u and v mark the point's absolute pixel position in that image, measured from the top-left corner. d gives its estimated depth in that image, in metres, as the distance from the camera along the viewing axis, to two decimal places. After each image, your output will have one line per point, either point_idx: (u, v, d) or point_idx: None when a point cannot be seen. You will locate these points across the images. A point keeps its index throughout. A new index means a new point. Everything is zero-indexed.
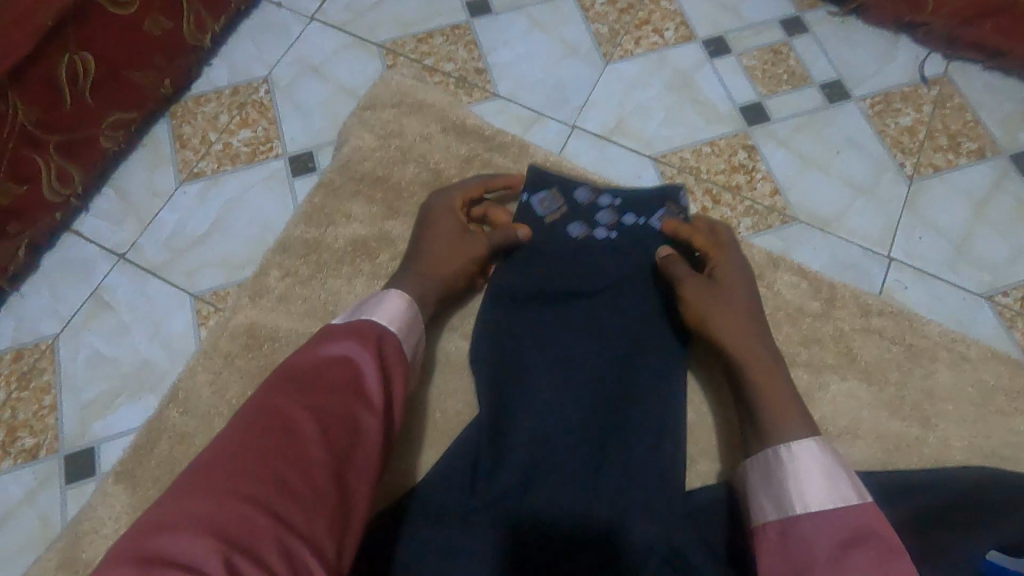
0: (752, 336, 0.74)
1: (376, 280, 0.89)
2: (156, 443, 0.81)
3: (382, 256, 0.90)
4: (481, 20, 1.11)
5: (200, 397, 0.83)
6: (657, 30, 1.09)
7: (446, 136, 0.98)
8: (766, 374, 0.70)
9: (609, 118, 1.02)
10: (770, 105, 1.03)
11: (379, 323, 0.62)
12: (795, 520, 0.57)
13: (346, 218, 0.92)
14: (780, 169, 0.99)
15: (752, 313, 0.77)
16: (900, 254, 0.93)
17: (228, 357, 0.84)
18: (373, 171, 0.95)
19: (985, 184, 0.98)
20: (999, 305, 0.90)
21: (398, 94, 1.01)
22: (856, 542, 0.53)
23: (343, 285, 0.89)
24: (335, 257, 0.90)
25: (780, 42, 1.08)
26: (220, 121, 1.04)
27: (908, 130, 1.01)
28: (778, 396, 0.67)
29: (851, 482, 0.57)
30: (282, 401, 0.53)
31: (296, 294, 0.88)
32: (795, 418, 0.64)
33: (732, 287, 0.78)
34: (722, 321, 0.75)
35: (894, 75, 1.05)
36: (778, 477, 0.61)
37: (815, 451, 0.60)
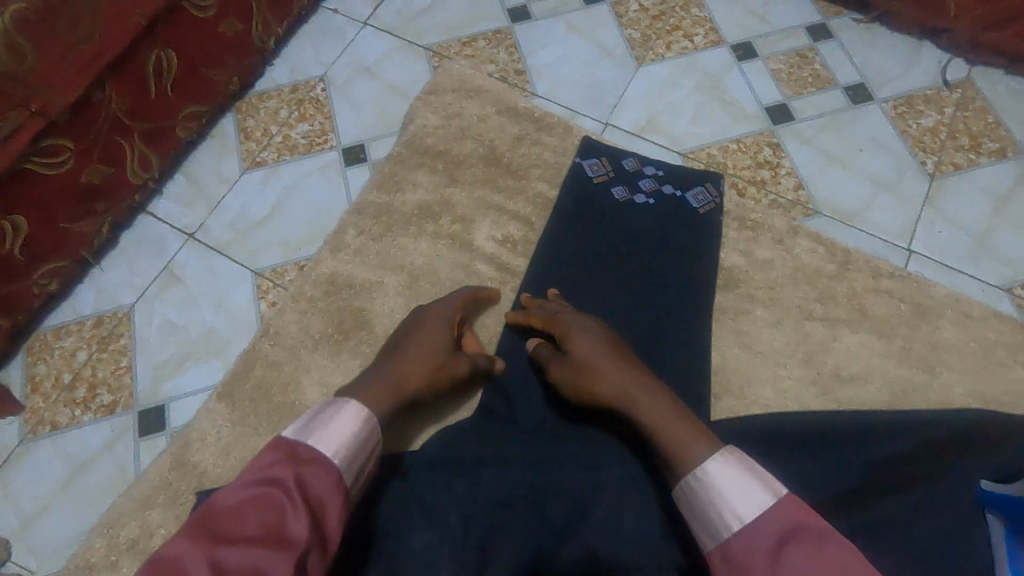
0: (615, 379, 0.70)
1: (439, 240, 0.97)
2: (250, 369, 0.91)
3: (443, 219, 0.99)
4: (521, 25, 1.19)
5: (289, 332, 0.92)
6: (687, 36, 1.16)
7: (500, 117, 1.07)
8: (649, 409, 0.65)
9: (641, 117, 1.09)
10: (795, 105, 1.09)
11: (320, 454, 0.53)
12: (730, 542, 0.51)
13: (412, 185, 1.01)
14: (804, 164, 1.04)
15: (609, 360, 0.72)
16: (919, 246, 0.97)
17: (311, 300, 0.94)
18: (435, 146, 1.05)
19: (1005, 182, 1.01)
20: (1016, 298, 0.93)
21: (460, 80, 1.11)
22: (790, 543, 0.48)
23: (410, 243, 0.97)
24: (403, 217, 0.99)
25: (806, 47, 1.14)
26: (280, 115, 1.13)
27: (930, 131, 1.05)
28: (661, 424, 0.63)
29: (760, 477, 0.53)
30: (184, 553, 0.44)
31: (370, 249, 0.97)
32: (682, 433, 0.60)
33: (584, 349, 0.74)
34: (595, 380, 0.71)
35: (917, 78, 1.10)
36: (700, 501, 0.55)
37: (721, 464, 0.55)
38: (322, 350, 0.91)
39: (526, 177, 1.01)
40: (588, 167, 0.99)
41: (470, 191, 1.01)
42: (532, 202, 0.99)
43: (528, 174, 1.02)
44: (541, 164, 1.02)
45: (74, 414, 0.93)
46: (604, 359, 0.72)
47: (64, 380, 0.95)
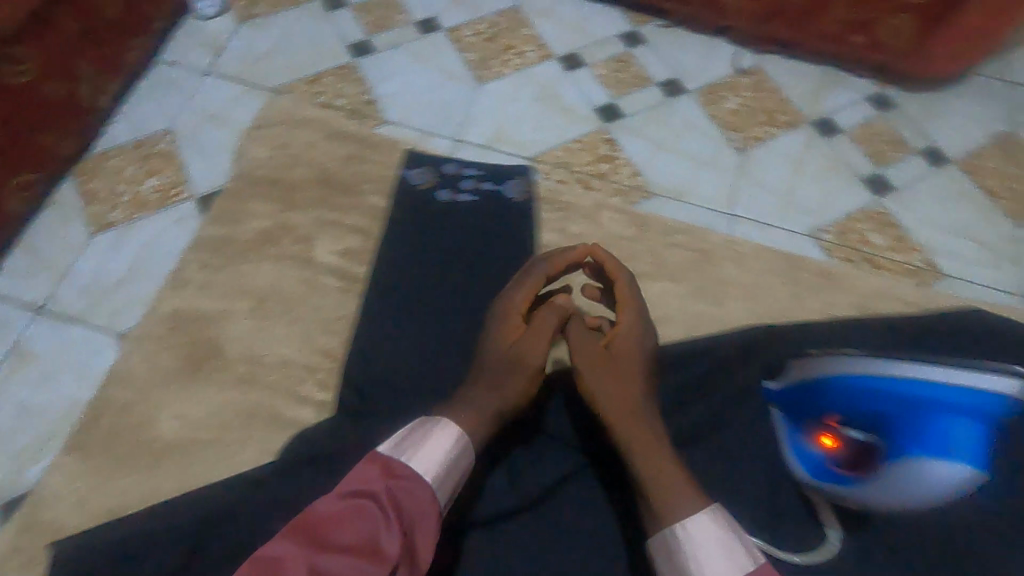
0: (628, 404, 0.64)
1: (282, 262, 0.88)
2: (97, 418, 0.78)
3: (284, 240, 0.89)
4: (365, 58, 1.24)
5: (137, 373, 0.80)
6: (520, 53, 1.27)
7: (327, 142, 0.99)
8: (645, 445, 0.60)
9: (489, 130, 1.17)
10: (622, 104, 1.22)
11: (409, 468, 0.56)
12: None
13: (250, 215, 0.91)
14: (636, 154, 1.17)
15: (631, 385, 0.66)
16: (741, 210, 1.12)
17: (155, 336, 0.82)
18: (267, 175, 0.95)
19: (798, 147, 1.19)
20: (822, 241, 1.10)
21: (283, 113, 1.02)
22: None
23: (253, 271, 0.87)
24: (245, 245, 0.89)
25: (623, 52, 1.28)
26: (127, 173, 1.10)
27: (734, 112, 1.22)
28: (649, 459, 0.59)
29: (741, 541, 0.51)
30: (292, 549, 0.50)
31: (216, 282, 0.86)
32: (673, 479, 0.56)
33: (623, 364, 0.67)
34: (613, 390, 0.65)
35: (717, 69, 1.27)
36: (676, 560, 0.52)
37: (709, 522, 0.52)
38: (178, 382, 0.79)
39: (355, 191, 0.93)
40: (412, 176, 0.92)
41: (311, 213, 0.91)
42: (366, 213, 0.92)
43: (359, 188, 0.94)
44: (369, 181, 0.95)
45: None
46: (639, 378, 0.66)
47: None
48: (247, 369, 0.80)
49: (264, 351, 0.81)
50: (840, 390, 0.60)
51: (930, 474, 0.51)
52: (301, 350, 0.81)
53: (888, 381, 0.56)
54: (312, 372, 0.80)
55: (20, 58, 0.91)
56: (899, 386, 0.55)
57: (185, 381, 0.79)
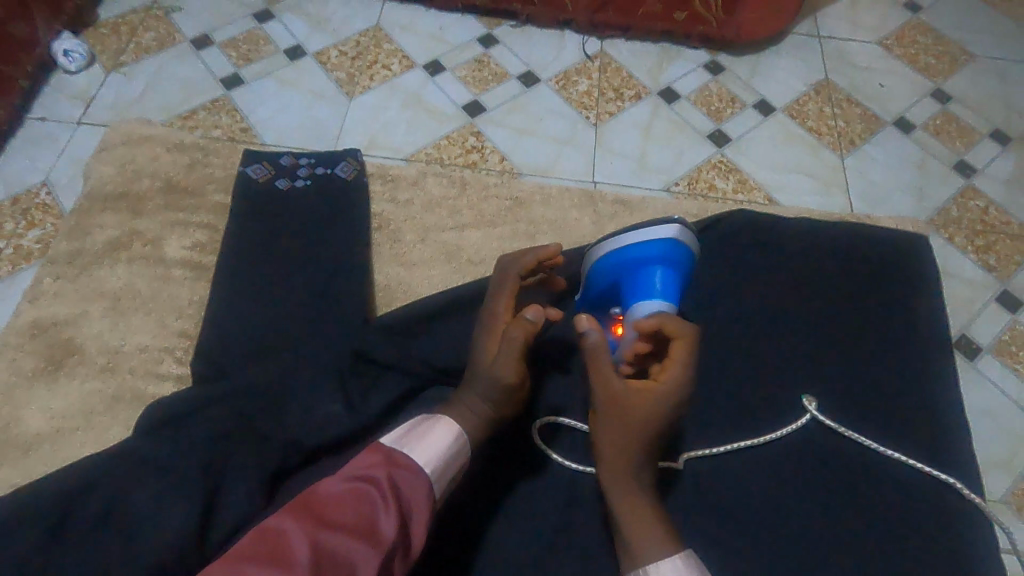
0: (624, 451, 0.57)
1: (134, 263, 0.78)
2: None
3: (136, 244, 0.79)
4: (236, 90, 1.30)
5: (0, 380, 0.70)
6: (385, 66, 1.36)
7: (171, 154, 0.86)
8: (628, 497, 0.56)
9: (363, 139, 1.26)
10: (485, 100, 1.33)
11: (406, 459, 0.53)
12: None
13: (98, 228, 0.80)
14: (502, 142, 1.27)
15: (640, 437, 0.57)
16: (601, 178, 1.24)
17: (16, 345, 0.72)
18: (114, 190, 0.83)
19: (645, 116, 1.33)
20: (675, 194, 1.23)
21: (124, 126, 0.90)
22: None
23: (108, 275, 0.77)
24: (97, 253, 0.78)
25: (481, 53, 1.39)
26: (6, 229, 1.11)
27: (586, 93, 1.35)
28: (627, 505, 0.56)
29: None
30: (291, 524, 0.45)
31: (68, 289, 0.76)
32: (641, 527, 0.54)
33: (630, 411, 0.56)
34: (622, 438, 0.57)
35: (567, 58, 1.40)
36: None
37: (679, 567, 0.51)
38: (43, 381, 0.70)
39: (198, 194, 0.83)
40: (250, 172, 0.77)
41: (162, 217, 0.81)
42: (215, 210, 0.82)
43: (205, 191, 0.84)
44: (215, 182, 0.84)
45: None
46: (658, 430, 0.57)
47: None
48: (107, 358, 0.72)
49: (123, 340, 0.73)
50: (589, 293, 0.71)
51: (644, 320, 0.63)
52: (158, 334, 0.73)
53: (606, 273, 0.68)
54: (172, 350, 0.73)
55: None
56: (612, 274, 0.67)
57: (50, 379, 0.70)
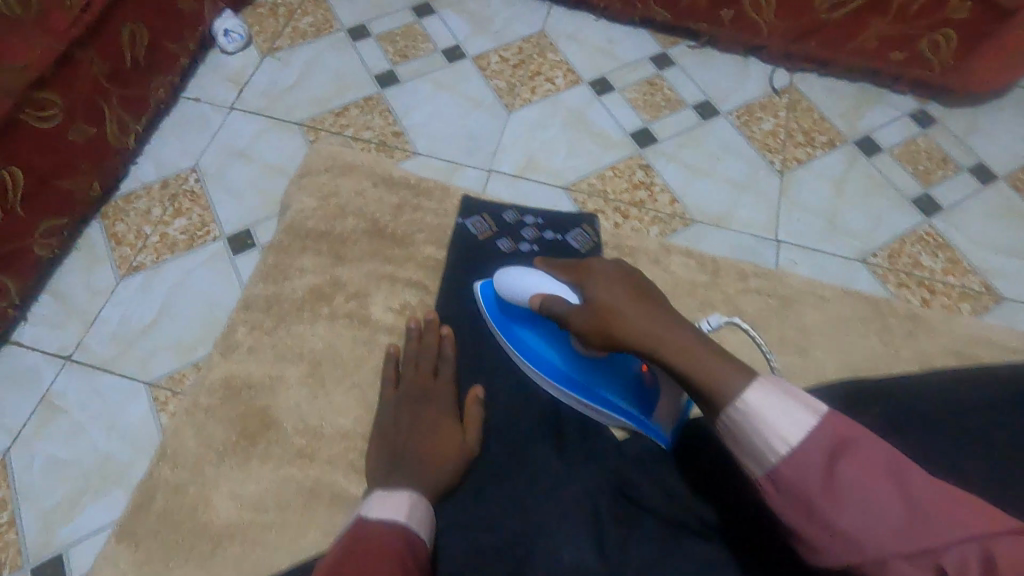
0: (644, 324, 0.53)
1: (336, 321, 0.76)
2: (151, 499, 0.67)
3: (338, 298, 0.78)
4: (391, 90, 1.18)
5: (190, 448, 0.69)
6: (549, 79, 1.21)
7: (378, 189, 0.86)
8: (691, 351, 0.50)
9: (520, 158, 1.12)
10: (656, 128, 1.17)
11: (391, 521, 0.45)
12: (780, 470, 0.42)
13: (298, 271, 0.79)
14: (673, 180, 1.12)
15: (638, 300, 0.55)
16: (786, 236, 1.07)
17: (209, 410, 0.70)
18: (316, 228, 0.82)
19: (840, 168, 1.15)
20: (871, 266, 1.05)
21: (330, 159, 0.88)
22: (840, 454, 0.41)
23: (306, 331, 0.76)
24: (295, 305, 0.77)
25: (653, 74, 1.24)
26: (153, 214, 1.05)
27: (771, 133, 1.18)
28: (707, 361, 0.48)
29: (799, 397, 0.43)
30: None
31: (265, 346, 0.74)
32: (723, 370, 0.47)
33: (603, 300, 0.56)
34: (624, 325, 0.54)
35: (751, 90, 1.23)
36: (748, 444, 0.44)
37: (763, 399, 0.44)
38: (229, 461, 0.68)
39: (413, 243, 0.82)
40: (471, 226, 0.81)
41: (364, 267, 0.80)
42: (425, 265, 0.80)
43: (415, 240, 0.82)
44: (425, 229, 0.83)
45: None
46: (638, 299, 0.55)
47: None
48: (306, 442, 0.69)
49: (323, 422, 0.70)
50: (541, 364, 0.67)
51: (546, 276, 0.63)
52: (360, 419, 0.71)
53: (520, 332, 0.68)
54: None
55: (47, 104, 0.86)
56: (517, 321, 0.68)
57: (237, 460, 0.68)
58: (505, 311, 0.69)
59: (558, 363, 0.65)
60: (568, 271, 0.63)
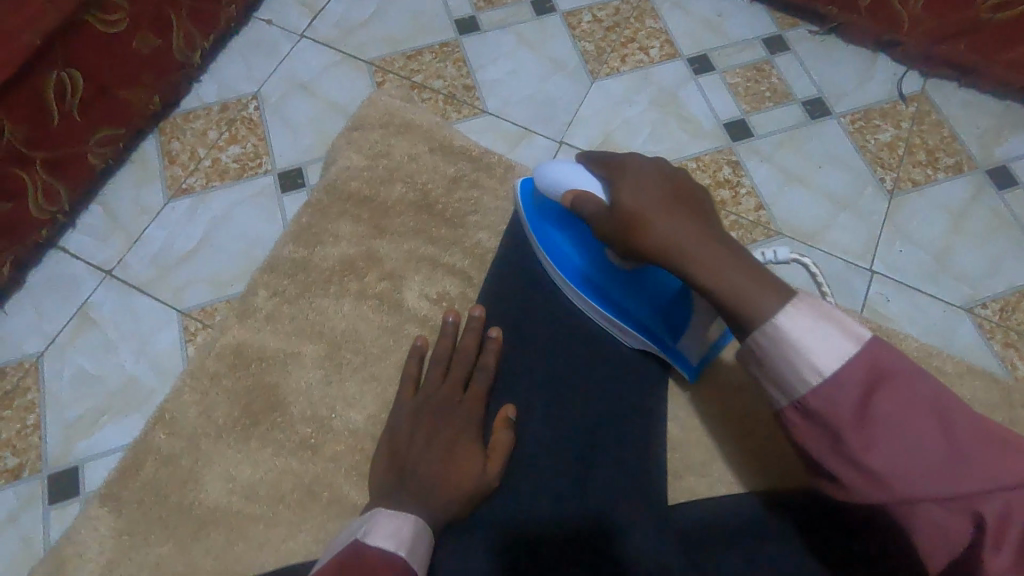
0: (671, 233, 0.48)
1: (365, 301, 0.71)
2: (140, 464, 0.65)
3: (371, 276, 0.73)
4: (470, 38, 1.09)
5: (189, 417, 0.67)
6: (643, 48, 1.08)
7: (434, 156, 0.78)
8: (721, 265, 0.45)
9: (595, 134, 1.02)
10: (753, 121, 1.03)
11: (392, 553, 0.44)
12: (806, 401, 0.39)
13: (332, 238, 0.74)
14: (764, 184, 0.99)
15: (672, 203, 0.50)
16: (882, 266, 0.93)
17: (213, 378, 0.68)
18: (360, 191, 0.76)
19: (963, 198, 0.98)
20: (977, 317, 0.90)
21: (388, 115, 0.81)
22: (877, 386, 0.38)
23: (331, 306, 0.71)
24: (323, 275, 0.72)
25: (762, 59, 1.07)
26: (209, 137, 0.99)
27: (888, 146, 1.01)
28: (736, 276, 0.45)
29: (837, 322, 0.40)
30: None
31: (284, 315, 0.71)
32: (754, 287, 0.43)
33: (630, 206, 0.51)
34: (647, 236, 0.49)
35: (873, 91, 1.05)
36: (771, 365, 0.41)
37: (792, 319, 0.40)
38: (228, 440, 0.66)
39: (463, 226, 0.75)
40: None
41: (406, 244, 0.74)
42: (470, 253, 0.74)
43: (467, 222, 0.75)
44: (481, 210, 0.76)
45: None
46: (665, 207, 0.50)
47: None
48: (312, 432, 0.66)
49: (332, 413, 0.67)
50: (569, 273, 0.64)
51: (583, 170, 0.57)
52: (376, 416, 0.67)
53: (553, 233, 0.64)
54: None
55: (116, 7, 0.81)
56: (551, 222, 0.64)
57: (240, 438, 0.66)
58: (540, 210, 0.65)
59: (590, 273, 0.62)
60: (605, 163, 0.56)
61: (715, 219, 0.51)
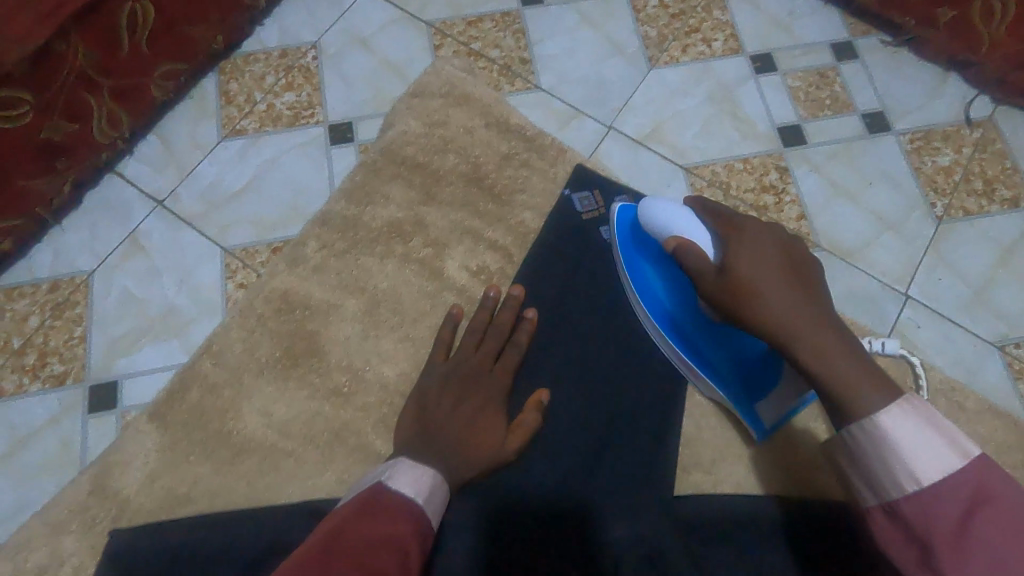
0: (784, 313, 0.53)
1: (407, 264, 0.74)
2: (187, 389, 0.69)
3: (416, 241, 0.75)
4: (532, 10, 1.07)
5: (235, 351, 0.70)
6: (705, 40, 1.06)
7: (490, 132, 0.79)
8: (831, 352, 0.49)
9: (646, 123, 1.01)
10: (809, 129, 1.01)
11: (410, 501, 0.47)
12: (898, 504, 0.41)
13: (383, 199, 0.76)
14: (810, 194, 0.97)
15: (784, 277, 0.55)
16: (917, 292, 0.92)
17: (261, 318, 0.71)
18: (414, 156, 0.78)
19: (1014, 233, 0.95)
20: (1008, 356, 0.89)
21: (448, 84, 0.82)
22: (982, 510, 0.38)
23: (375, 264, 0.74)
24: (371, 234, 0.75)
25: (828, 65, 1.05)
26: (266, 82, 1.01)
27: (945, 171, 0.98)
28: (844, 366, 0.48)
29: (949, 434, 0.41)
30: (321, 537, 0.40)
31: (330, 266, 0.74)
32: (860, 380, 0.46)
33: (739, 276, 0.56)
34: (755, 307, 0.54)
35: (939, 112, 1.01)
36: (867, 460, 0.44)
37: (897, 420, 0.43)
38: (269, 378, 0.70)
39: (510, 203, 0.76)
40: (577, 202, 0.75)
41: (451, 213, 0.76)
42: (514, 232, 0.75)
43: (511, 199, 0.76)
44: (529, 189, 0.77)
45: (21, 382, 0.85)
46: (775, 284, 0.54)
47: (13, 345, 0.87)
48: (346, 380, 0.69)
49: (367, 364, 0.70)
50: (655, 311, 0.67)
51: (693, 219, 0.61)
52: (404, 372, 0.70)
53: (645, 267, 0.68)
54: None
55: None
56: (647, 258, 0.67)
57: (279, 377, 0.70)
58: (638, 244, 0.67)
59: (675, 315, 0.66)
60: (717, 219, 0.61)
61: (824, 292, 0.55)
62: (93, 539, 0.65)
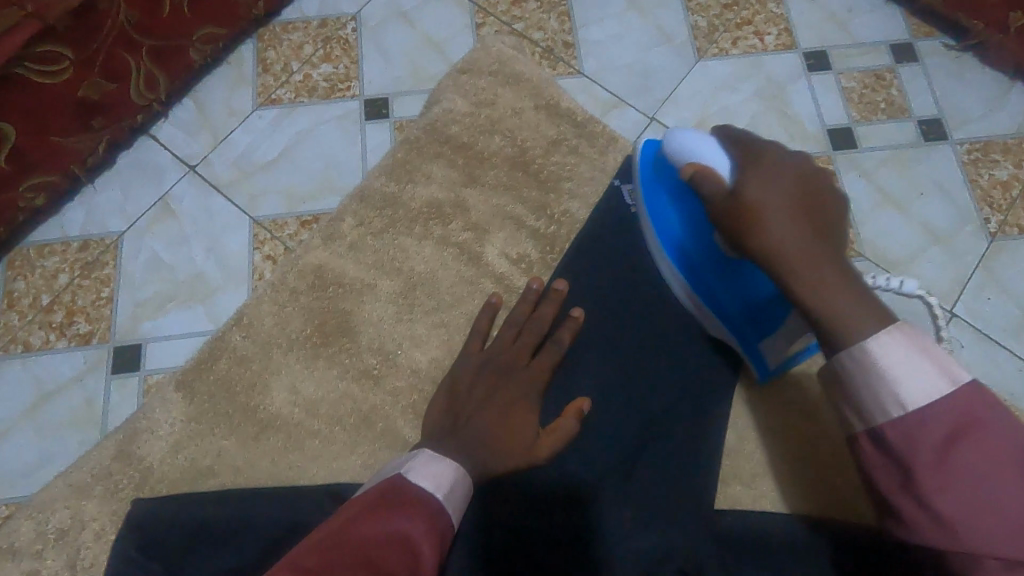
0: (796, 243, 0.48)
1: (443, 246, 0.72)
2: (215, 359, 0.69)
3: (453, 222, 0.73)
4: None
5: (265, 322, 0.70)
6: (758, 33, 1.02)
7: (536, 114, 0.77)
8: (833, 283, 0.45)
9: (690, 116, 0.97)
10: (861, 132, 0.97)
11: (426, 496, 0.45)
12: (882, 430, 0.40)
13: (423, 177, 0.74)
14: (856, 200, 0.93)
15: (797, 201, 0.50)
16: (964, 311, 0.88)
17: (294, 292, 0.70)
18: (456, 135, 0.76)
19: None
20: None
21: (496, 63, 0.79)
22: (965, 431, 0.38)
23: (410, 244, 0.72)
24: (407, 214, 0.73)
25: (886, 66, 1.00)
26: (304, 51, 0.99)
27: (1002, 185, 0.94)
28: (839, 297, 0.45)
29: (938, 360, 0.40)
30: (333, 533, 0.39)
31: (363, 243, 0.72)
32: (858, 310, 0.44)
33: (751, 204, 0.50)
34: (759, 237, 0.49)
35: (1000, 122, 0.96)
36: (853, 384, 0.42)
37: (889, 345, 0.41)
38: (297, 353, 0.69)
39: (552, 189, 0.74)
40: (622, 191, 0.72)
41: (490, 197, 0.74)
42: (554, 220, 0.73)
43: (552, 187, 0.74)
44: (575, 178, 0.75)
45: (48, 339, 0.85)
46: (788, 213, 0.49)
47: (41, 302, 0.87)
48: (375, 361, 0.68)
49: (398, 347, 0.69)
50: (665, 239, 0.65)
51: (717, 148, 0.56)
52: (434, 355, 0.68)
53: (664, 199, 0.65)
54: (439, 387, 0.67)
55: None
56: (664, 188, 0.64)
57: (306, 353, 0.69)
58: (658, 172, 0.65)
59: (686, 249, 0.64)
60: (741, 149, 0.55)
61: (842, 232, 0.50)
62: (116, 503, 0.65)
